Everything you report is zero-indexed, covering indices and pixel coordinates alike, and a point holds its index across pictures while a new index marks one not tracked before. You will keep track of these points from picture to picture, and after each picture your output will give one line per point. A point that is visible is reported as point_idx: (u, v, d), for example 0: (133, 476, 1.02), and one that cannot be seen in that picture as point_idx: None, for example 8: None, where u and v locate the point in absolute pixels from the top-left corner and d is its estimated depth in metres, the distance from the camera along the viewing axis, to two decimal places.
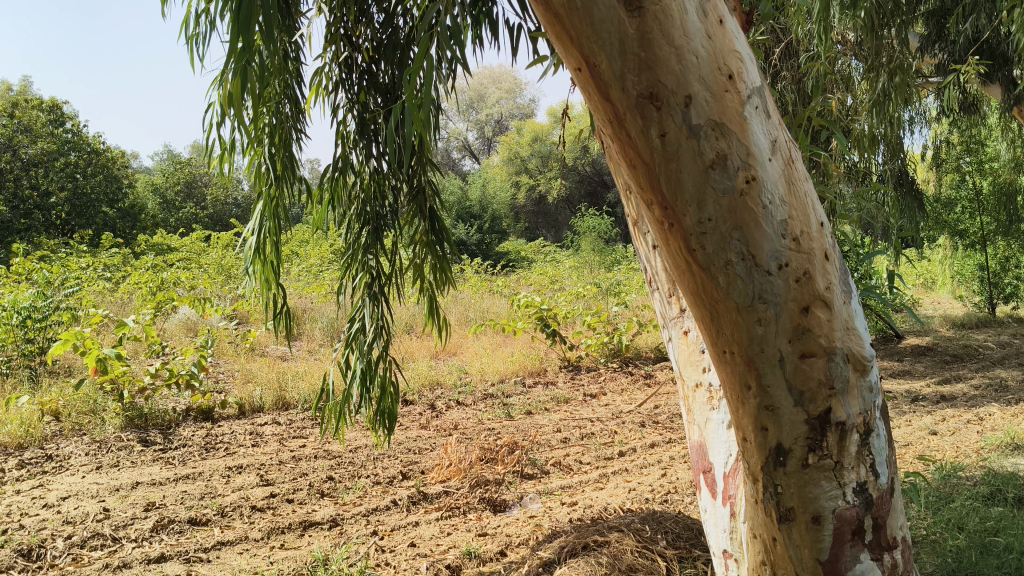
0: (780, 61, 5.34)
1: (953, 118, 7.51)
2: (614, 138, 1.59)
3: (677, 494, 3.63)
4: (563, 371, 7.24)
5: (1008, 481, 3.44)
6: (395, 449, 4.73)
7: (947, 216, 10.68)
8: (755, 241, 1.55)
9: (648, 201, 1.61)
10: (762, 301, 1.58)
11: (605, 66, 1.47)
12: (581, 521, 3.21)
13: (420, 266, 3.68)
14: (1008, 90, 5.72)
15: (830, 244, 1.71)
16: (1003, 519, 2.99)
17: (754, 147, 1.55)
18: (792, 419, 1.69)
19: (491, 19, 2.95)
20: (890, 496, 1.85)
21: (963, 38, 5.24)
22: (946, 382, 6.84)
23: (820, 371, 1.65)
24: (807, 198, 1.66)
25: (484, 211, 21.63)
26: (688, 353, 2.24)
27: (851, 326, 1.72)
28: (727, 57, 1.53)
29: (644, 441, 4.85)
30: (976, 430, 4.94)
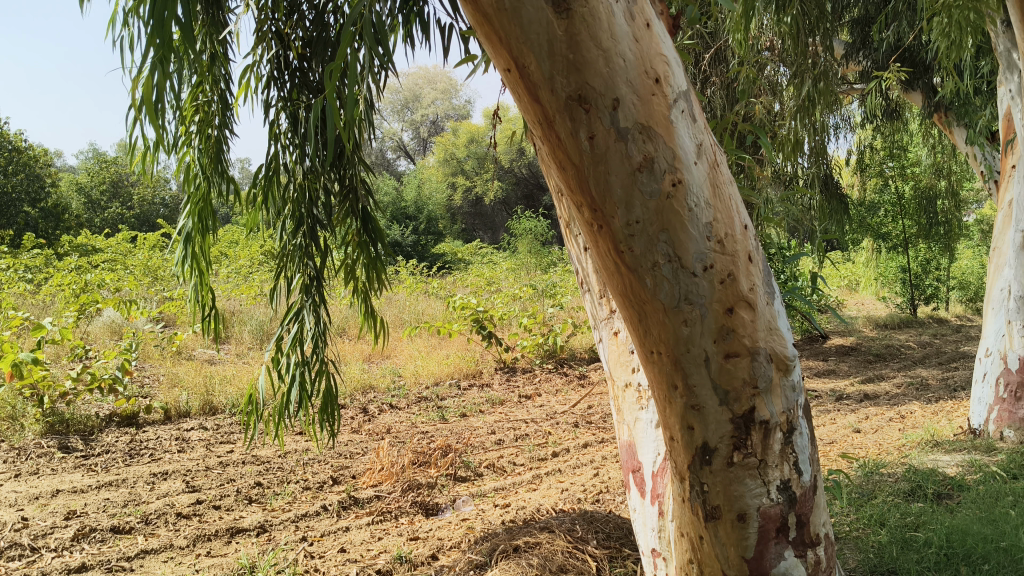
0: (710, 67, 5.41)
1: (877, 125, 7.71)
2: (543, 139, 1.58)
3: (609, 494, 3.65)
4: (498, 373, 7.23)
5: (927, 477, 3.55)
6: (327, 454, 4.67)
7: (871, 220, 11.00)
8: (681, 243, 1.57)
9: (577, 203, 1.62)
10: (687, 302, 1.60)
11: (534, 68, 1.45)
12: (513, 523, 3.21)
13: (353, 267, 3.62)
14: (928, 97, 5.85)
15: (755, 246, 1.73)
16: (922, 514, 3.08)
17: (680, 150, 1.56)
18: (718, 417, 1.71)
19: (423, 18, 2.93)
20: (813, 493, 1.88)
21: (886, 46, 5.38)
22: (869, 381, 7.03)
23: (744, 371, 1.68)
24: (731, 200, 1.69)
25: (420, 212, 21.54)
26: (618, 353, 2.26)
27: (774, 326, 1.75)
28: (654, 60, 1.54)
29: (577, 442, 4.88)
30: (897, 428, 5.09)
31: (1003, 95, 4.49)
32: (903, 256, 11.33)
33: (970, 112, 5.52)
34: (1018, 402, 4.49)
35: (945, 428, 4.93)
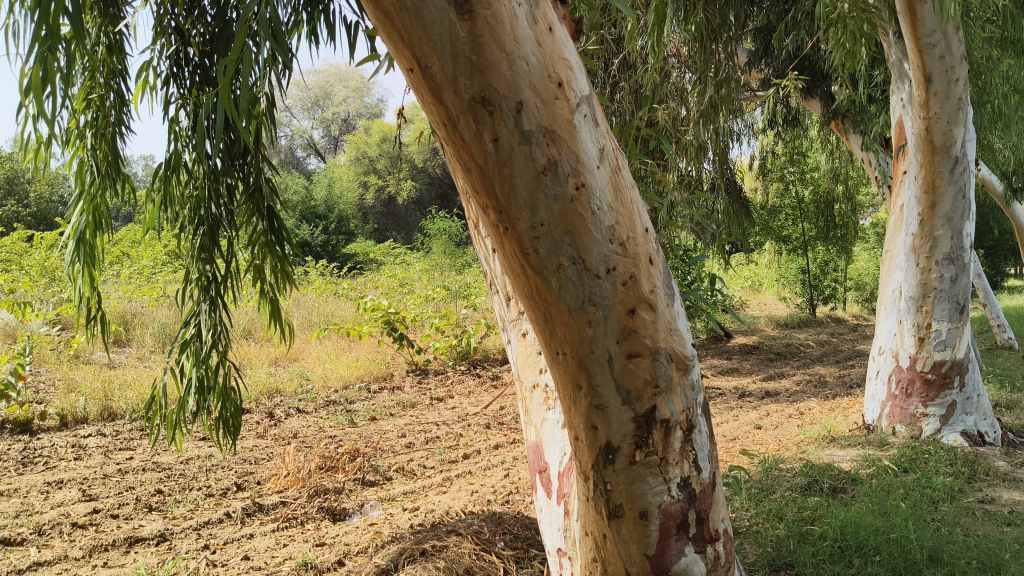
0: (618, 71, 5.49)
1: (778, 131, 7.95)
2: (448, 140, 1.57)
3: (519, 495, 3.67)
4: (410, 375, 7.19)
5: (823, 472, 3.68)
6: (231, 460, 4.56)
7: (773, 222, 11.36)
8: (584, 246, 1.59)
9: (483, 205, 1.62)
10: (591, 303, 1.62)
11: (437, 68, 1.45)
12: (422, 527, 3.20)
13: (259, 268, 3.52)
14: (826, 105, 6.06)
15: (655, 249, 1.76)
16: (818, 508, 3.20)
17: (583, 154, 1.58)
18: (620, 417, 1.73)
19: (327, 17, 2.89)
20: (712, 490, 1.93)
21: (786, 54, 5.56)
22: (770, 379, 7.25)
23: (645, 370, 1.71)
24: (633, 204, 1.71)
25: (330, 211, 21.24)
26: (526, 355, 2.26)
27: (674, 326, 1.78)
28: (557, 65, 1.55)
29: (488, 443, 4.89)
30: (796, 424, 5.27)
31: (896, 103, 4.69)
32: (802, 258, 11.72)
33: (865, 119, 5.72)
34: (909, 398, 4.70)
35: (841, 424, 5.12)
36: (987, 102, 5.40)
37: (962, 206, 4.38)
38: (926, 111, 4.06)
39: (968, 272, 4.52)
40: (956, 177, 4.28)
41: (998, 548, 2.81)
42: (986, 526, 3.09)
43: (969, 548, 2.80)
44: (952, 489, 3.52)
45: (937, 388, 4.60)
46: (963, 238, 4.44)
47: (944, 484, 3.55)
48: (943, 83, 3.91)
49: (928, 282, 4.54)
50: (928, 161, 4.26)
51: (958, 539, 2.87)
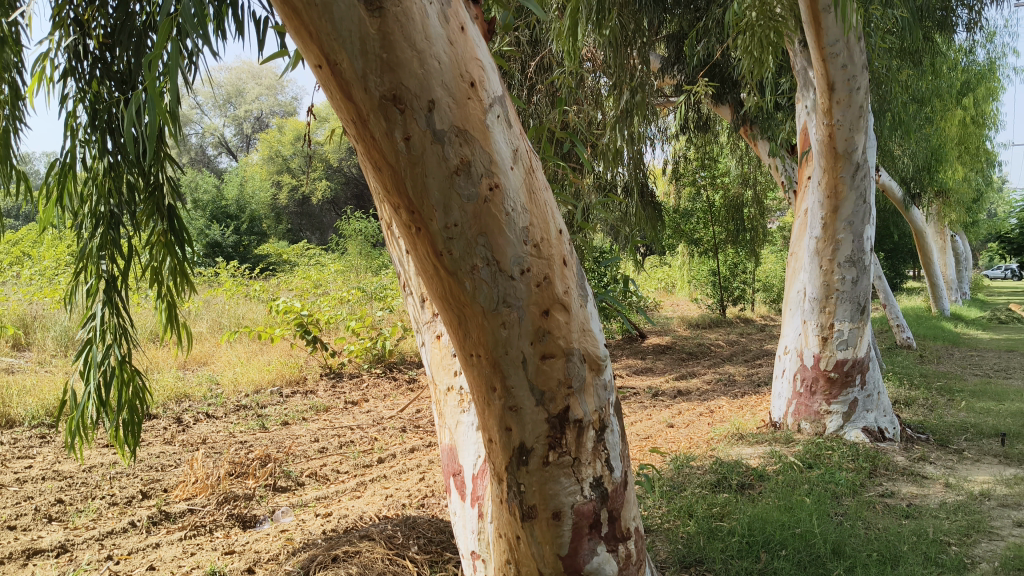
0: (535, 74, 5.51)
1: (691, 136, 8.11)
2: (358, 139, 1.55)
3: (434, 498, 3.65)
4: (324, 378, 7.08)
5: (732, 469, 3.76)
6: (136, 467, 4.41)
7: (685, 225, 11.61)
8: (498, 247, 1.58)
9: (394, 205, 1.59)
10: (506, 305, 1.61)
11: (346, 65, 1.42)
12: (334, 532, 3.15)
13: (157, 270, 3.40)
14: (736, 111, 6.13)
15: (569, 250, 1.77)
16: (726, 505, 3.27)
17: (496, 155, 1.57)
18: (534, 418, 1.73)
19: (235, 12, 2.82)
20: (623, 488, 1.95)
21: (697, 60, 5.67)
22: (682, 377, 7.40)
23: (559, 371, 1.72)
24: (546, 206, 1.72)
25: (241, 211, 20.63)
26: (440, 357, 2.24)
27: (587, 327, 1.80)
28: (469, 64, 1.54)
29: (404, 446, 4.85)
30: (707, 422, 5.38)
31: (801, 110, 4.83)
32: (713, 260, 12.01)
33: (772, 126, 5.88)
34: (813, 396, 4.83)
35: (750, 421, 5.25)
36: (886, 110, 5.61)
37: (862, 211, 4.55)
38: (829, 119, 4.20)
39: (868, 274, 4.70)
40: (856, 182, 4.44)
41: (897, 540, 2.91)
42: (886, 519, 3.21)
43: (870, 541, 2.89)
44: (854, 483, 3.64)
45: (841, 386, 4.74)
46: (864, 241, 4.62)
47: (846, 479, 3.67)
48: (846, 90, 4.04)
49: (831, 283, 4.69)
50: (831, 167, 4.40)
51: (859, 533, 2.97)
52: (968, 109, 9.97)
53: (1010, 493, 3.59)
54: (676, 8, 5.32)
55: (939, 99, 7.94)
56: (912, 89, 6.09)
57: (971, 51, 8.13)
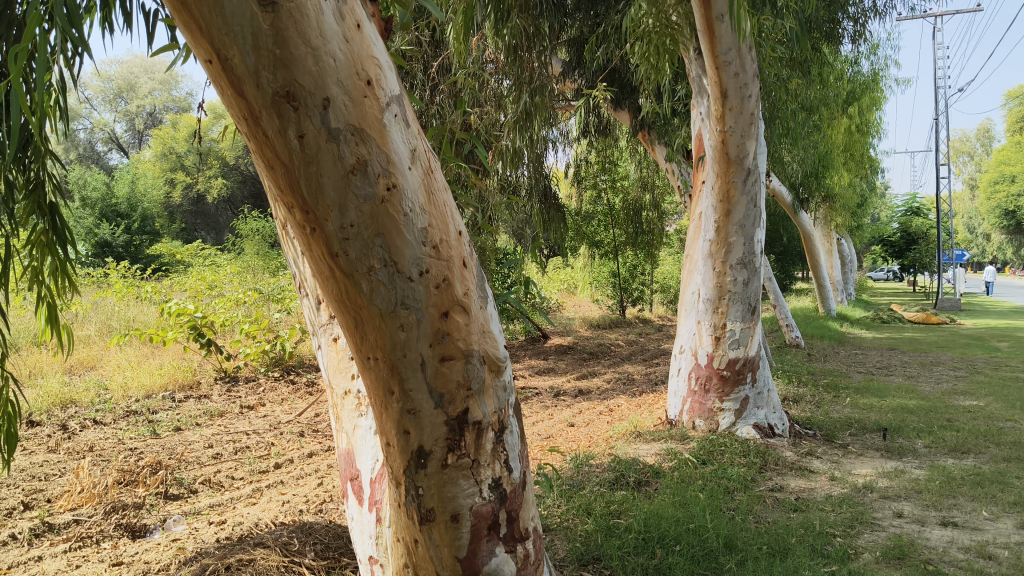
0: (437, 75, 5.49)
1: (592, 140, 8.21)
2: (250, 136, 1.50)
3: (332, 503, 3.59)
4: (219, 382, 6.88)
5: (629, 467, 3.81)
6: (16, 477, 4.20)
7: (587, 228, 11.78)
8: (396, 248, 1.56)
9: (288, 204, 1.55)
10: (403, 306, 1.59)
11: (238, 61, 1.38)
12: (228, 540, 3.06)
13: (37, 270, 3.23)
14: (634, 116, 6.22)
15: (469, 252, 1.76)
16: (624, 502, 3.31)
17: (394, 155, 1.55)
18: (432, 421, 1.72)
19: (122, 5, 2.72)
20: (522, 489, 1.95)
21: (597, 65, 5.74)
22: (582, 377, 7.50)
23: (458, 373, 1.71)
24: (445, 206, 1.70)
25: (133, 210, 19.76)
26: (337, 360, 2.20)
27: (487, 329, 1.79)
28: (365, 63, 1.52)
29: (301, 451, 4.76)
30: (606, 421, 5.45)
31: (695, 116, 4.95)
32: (614, 262, 12.26)
33: (669, 131, 6.02)
34: (707, 394, 4.94)
35: (647, 420, 5.35)
36: (776, 118, 5.80)
37: (753, 215, 4.71)
38: (722, 125, 4.31)
39: (758, 275, 4.87)
40: (748, 187, 4.59)
41: (786, 533, 3.01)
42: (775, 512, 3.32)
43: (760, 535, 2.98)
44: (745, 479, 3.75)
45: (733, 384, 4.87)
46: (754, 244, 4.78)
47: (738, 474, 3.78)
48: (738, 98, 4.16)
49: (723, 284, 4.83)
50: (724, 172, 4.53)
51: (750, 526, 3.06)
52: (854, 118, 10.41)
53: (891, 485, 3.76)
54: (577, 12, 5.31)
55: (826, 108, 8.29)
56: (801, 98, 6.31)
57: (856, 63, 8.49)
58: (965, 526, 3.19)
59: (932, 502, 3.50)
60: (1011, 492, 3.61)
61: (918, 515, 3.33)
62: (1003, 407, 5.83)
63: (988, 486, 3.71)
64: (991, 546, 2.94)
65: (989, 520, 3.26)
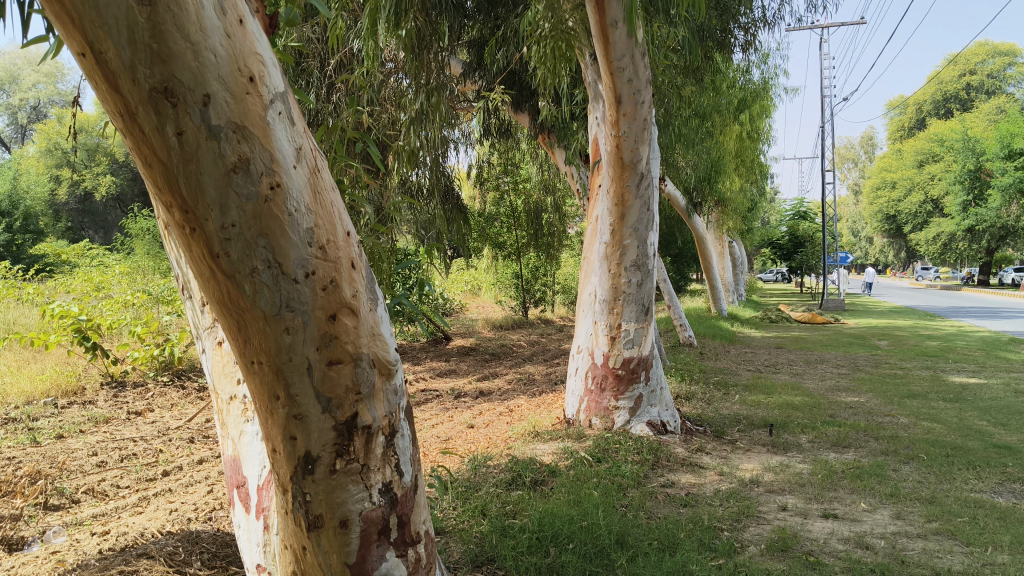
0: (335, 74, 5.42)
1: (493, 142, 8.22)
2: (125, 133, 1.45)
3: (222, 511, 3.50)
4: (105, 388, 6.62)
5: (526, 466, 3.83)
6: None
7: (490, 230, 11.82)
8: (280, 249, 1.52)
9: (167, 203, 1.50)
10: (289, 309, 1.56)
11: (112, 54, 1.32)
12: (111, 551, 2.94)
13: None
14: (533, 118, 6.24)
15: (358, 253, 1.74)
16: (519, 502, 3.33)
17: (278, 153, 1.52)
18: (320, 426, 1.69)
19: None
20: (413, 493, 1.94)
21: (497, 67, 5.74)
22: (483, 378, 7.52)
23: (347, 377, 1.69)
24: (333, 207, 1.67)
25: (15, 208, 18.84)
26: (222, 365, 2.14)
27: (377, 331, 1.77)
28: (248, 59, 1.48)
29: (191, 458, 4.62)
30: (505, 421, 5.47)
31: (592, 121, 5.02)
32: (516, 263, 12.34)
33: (568, 134, 6.10)
34: (603, 392, 5.00)
35: (545, 419, 5.39)
36: (671, 124, 5.93)
37: (646, 218, 4.81)
38: (617, 130, 4.38)
39: (652, 277, 4.98)
40: (642, 191, 4.69)
41: (675, 528, 3.08)
42: (666, 508, 3.39)
43: (650, 531, 3.05)
44: (638, 475, 3.82)
45: (627, 383, 4.95)
46: (648, 246, 4.88)
47: (631, 471, 3.85)
48: (632, 103, 4.23)
49: (619, 285, 4.92)
50: (619, 176, 4.61)
51: (641, 523, 3.12)
52: (745, 125, 10.74)
53: (776, 479, 3.90)
54: (477, 14, 5.34)
55: (719, 114, 8.52)
56: (695, 104, 6.47)
57: (747, 71, 8.77)
58: (844, 518, 3.32)
59: (814, 496, 3.63)
60: (887, 484, 3.78)
61: (801, 508, 3.46)
62: (882, 403, 6.10)
63: (866, 478, 3.87)
64: (868, 537, 3.08)
65: (867, 512, 3.40)
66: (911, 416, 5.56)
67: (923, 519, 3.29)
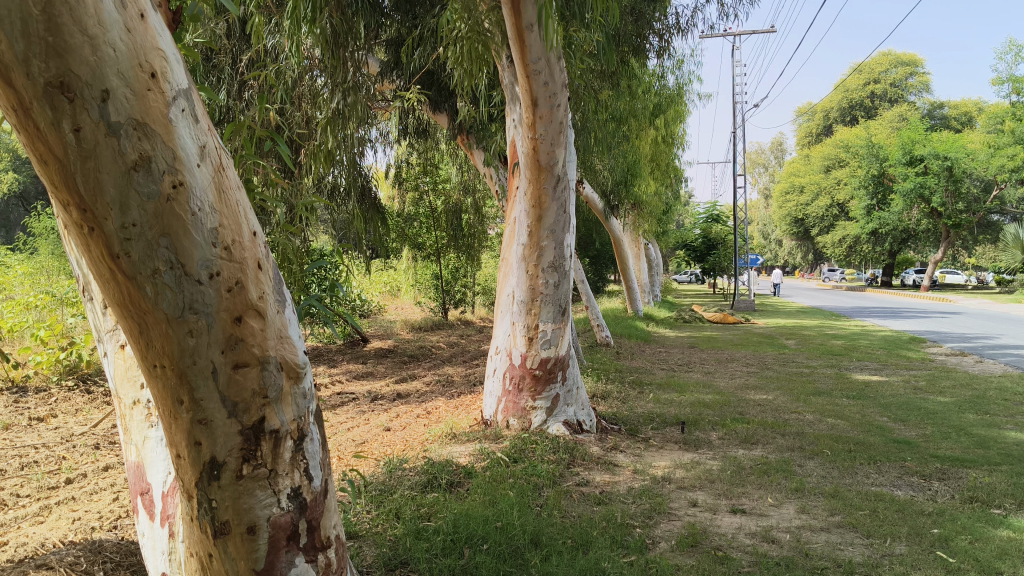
0: (248, 70, 5.32)
1: (412, 142, 8.20)
2: (18, 128, 1.39)
3: (128, 519, 3.40)
4: (5, 394, 6.35)
5: (441, 468, 3.83)
6: None
7: (409, 230, 11.76)
8: (184, 249, 1.49)
9: (63, 203, 1.45)
10: (192, 311, 1.53)
11: (4, 47, 1.27)
12: (8, 563, 2.82)
13: None
14: (453, 119, 6.22)
15: (264, 253, 1.71)
16: (434, 504, 3.32)
17: (181, 151, 1.48)
18: (226, 431, 1.65)
19: None
20: (322, 497, 1.92)
21: (415, 67, 5.70)
22: (401, 380, 7.48)
23: (253, 381, 1.66)
24: (238, 206, 1.64)
25: None
26: (125, 369, 2.08)
27: (285, 334, 1.74)
28: (150, 54, 1.44)
29: (96, 465, 4.47)
30: (422, 423, 5.45)
31: (510, 122, 5.04)
32: (436, 264, 12.31)
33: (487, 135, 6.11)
34: (520, 393, 5.02)
35: (463, 420, 5.38)
36: (588, 127, 5.99)
37: (562, 220, 4.86)
38: (534, 132, 4.41)
39: (568, 278, 5.03)
40: (558, 193, 4.74)
41: (588, 526, 3.12)
42: (581, 507, 3.42)
43: (564, 530, 3.08)
44: (553, 475, 3.84)
45: (544, 383, 4.99)
46: (565, 248, 4.93)
47: (547, 471, 3.88)
48: (548, 106, 4.26)
49: (536, 286, 4.95)
50: (536, 178, 4.64)
51: (555, 521, 3.15)
52: (660, 130, 10.95)
53: (687, 476, 3.98)
54: (394, 13, 5.28)
55: (635, 118, 8.67)
56: (612, 108, 6.57)
57: (662, 76, 8.95)
58: (752, 513, 3.41)
59: (723, 491, 3.72)
60: (793, 479, 3.90)
61: (711, 503, 3.54)
62: (790, 400, 6.29)
63: (773, 474, 3.99)
64: (774, 531, 3.17)
65: (773, 506, 3.50)
66: (816, 413, 5.74)
67: (826, 513, 3.40)
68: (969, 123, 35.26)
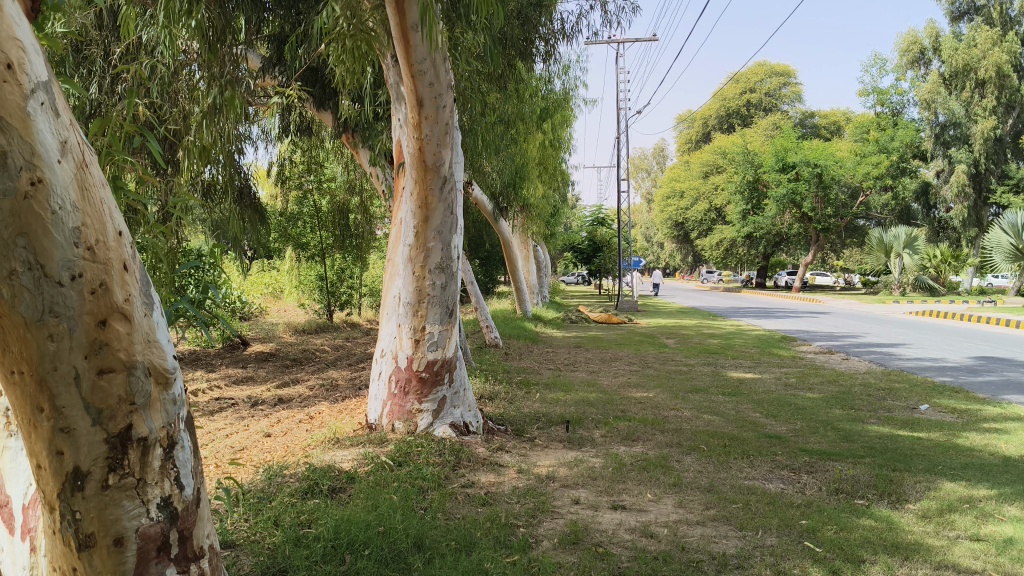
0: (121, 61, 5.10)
1: (295, 139, 8.05)
2: None
3: None
4: None
5: (322, 473, 3.76)
6: None
7: (292, 230, 11.50)
8: (43, 249, 1.42)
9: None
10: (52, 315, 1.46)
11: None
12: None
13: None
14: (337, 118, 6.14)
15: (131, 254, 1.64)
16: (315, 510, 3.26)
17: (40, 146, 1.41)
18: (90, 439, 1.59)
19: None
20: (194, 506, 1.85)
21: (298, 64, 5.58)
22: (283, 384, 7.31)
23: (119, 387, 1.59)
24: (103, 205, 1.57)
25: None
26: None
27: (153, 338, 1.68)
28: (5, 44, 1.37)
29: None
30: (304, 428, 5.35)
31: (395, 122, 5.00)
32: (321, 265, 12.09)
33: (373, 135, 6.05)
34: (406, 396, 4.98)
35: (346, 425, 5.31)
36: (474, 129, 6.00)
37: (448, 221, 4.86)
38: (419, 132, 4.39)
39: (455, 279, 5.03)
40: (444, 194, 4.74)
41: (472, 527, 3.13)
42: (464, 508, 3.43)
43: (448, 531, 3.08)
44: (438, 477, 3.83)
45: (430, 385, 4.97)
46: (450, 249, 4.92)
47: (431, 473, 3.87)
48: (433, 106, 4.25)
49: (422, 288, 4.93)
50: (422, 179, 4.63)
51: (439, 524, 3.14)
52: (547, 133, 11.07)
53: (569, 474, 4.04)
54: (276, 8, 5.19)
55: (522, 121, 8.74)
56: (499, 109, 6.61)
57: (548, 79, 9.07)
58: (631, 509, 3.49)
59: (605, 488, 3.80)
60: (671, 474, 4.00)
61: (592, 501, 3.60)
62: (670, 398, 6.46)
63: (653, 469, 4.09)
64: (653, 526, 3.25)
65: (652, 502, 3.59)
66: (695, 409, 5.92)
67: (702, 507, 3.52)
68: (839, 131, 37.06)
